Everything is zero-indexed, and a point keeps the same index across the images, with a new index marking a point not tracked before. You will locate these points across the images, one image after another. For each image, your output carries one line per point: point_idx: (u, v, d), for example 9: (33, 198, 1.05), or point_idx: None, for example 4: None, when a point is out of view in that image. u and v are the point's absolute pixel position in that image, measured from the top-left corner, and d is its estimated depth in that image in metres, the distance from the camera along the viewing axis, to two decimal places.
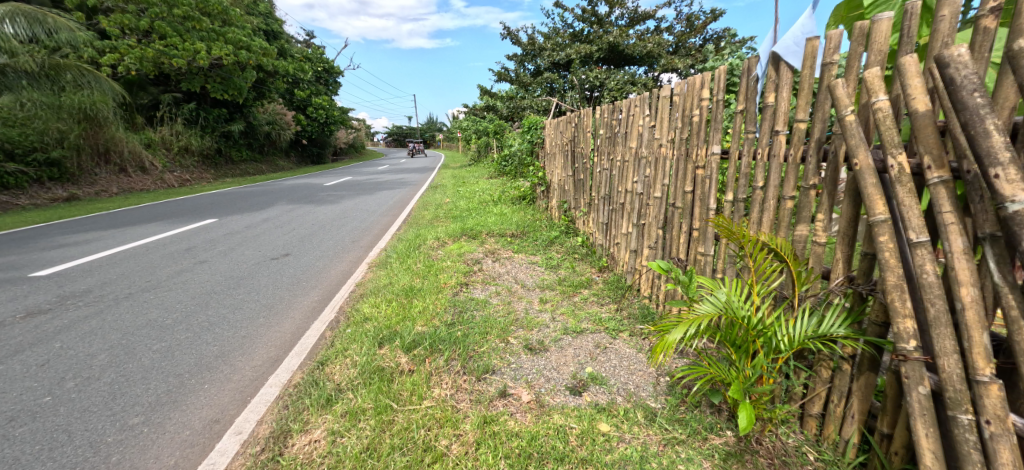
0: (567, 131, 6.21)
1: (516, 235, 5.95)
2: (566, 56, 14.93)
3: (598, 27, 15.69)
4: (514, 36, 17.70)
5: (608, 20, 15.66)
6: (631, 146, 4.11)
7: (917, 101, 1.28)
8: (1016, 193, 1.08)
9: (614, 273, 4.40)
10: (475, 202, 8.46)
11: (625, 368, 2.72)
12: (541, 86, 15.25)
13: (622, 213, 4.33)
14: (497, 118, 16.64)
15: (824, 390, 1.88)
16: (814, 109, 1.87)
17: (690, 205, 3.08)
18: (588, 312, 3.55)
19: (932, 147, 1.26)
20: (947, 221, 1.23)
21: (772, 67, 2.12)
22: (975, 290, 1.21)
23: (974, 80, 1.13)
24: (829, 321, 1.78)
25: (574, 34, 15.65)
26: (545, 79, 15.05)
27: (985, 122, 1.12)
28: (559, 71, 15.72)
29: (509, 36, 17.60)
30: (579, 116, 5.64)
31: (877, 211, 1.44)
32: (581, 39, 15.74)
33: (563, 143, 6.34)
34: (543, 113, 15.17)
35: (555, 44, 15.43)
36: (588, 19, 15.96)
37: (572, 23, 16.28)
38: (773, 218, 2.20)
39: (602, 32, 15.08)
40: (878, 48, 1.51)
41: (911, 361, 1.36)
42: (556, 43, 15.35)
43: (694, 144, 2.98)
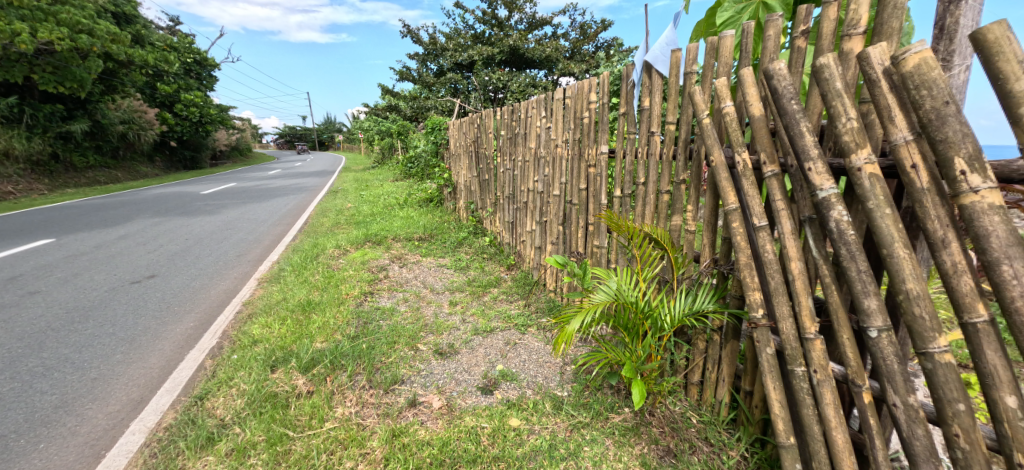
0: (470, 132, 6.23)
1: (424, 238, 5.83)
2: (468, 57, 14.99)
3: (498, 30, 15.90)
4: (414, 33, 17.30)
5: (507, 23, 15.92)
6: (530, 146, 4.26)
7: (754, 108, 1.53)
8: (823, 183, 1.28)
9: (522, 270, 4.52)
10: (379, 206, 8.10)
11: (534, 361, 2.81)
12: (444, 86, 15.13)
13: (526, 212, 4.47)
14: (399, 118, 16.20)
15: (701, 359, 2.15)
16: (681, 113, 2.12)
17: (585, 202, 3.30)
18: (498, 311, 3.61)
19: (766, 146, 1.50)
20: (778, 207, 1.47)
21: (646, 74, 2.37)
22: (800, 264, 1.45)
23: (791, 90, 1.37)
24: (700, 298, 2.03)
25: (475, 36, 15.71)
26: (447, 79, 14.94)
27: (801, 125, 1.34)
28: (462, 72, 15.70)
29: (409, 34, 17.19)
30: (481, 117, 5.69)
31: (730, 201, 1.67)
32: (482, 41, 15.87)
33: (467, 144, 6.35)
34: (447, 113, 15.10)
35: (457, 44, 15.36)
36: (488, 21, 16.09)
37: (473, 24, 16.32)
38: (654, 210, 2.44)
39: (502, 35, 15.31)
40: (725, 61, 1.76)
41: (760, 327, 1.60)
42: (458, 43, 15.36)
43: (586, 144, 3.19)
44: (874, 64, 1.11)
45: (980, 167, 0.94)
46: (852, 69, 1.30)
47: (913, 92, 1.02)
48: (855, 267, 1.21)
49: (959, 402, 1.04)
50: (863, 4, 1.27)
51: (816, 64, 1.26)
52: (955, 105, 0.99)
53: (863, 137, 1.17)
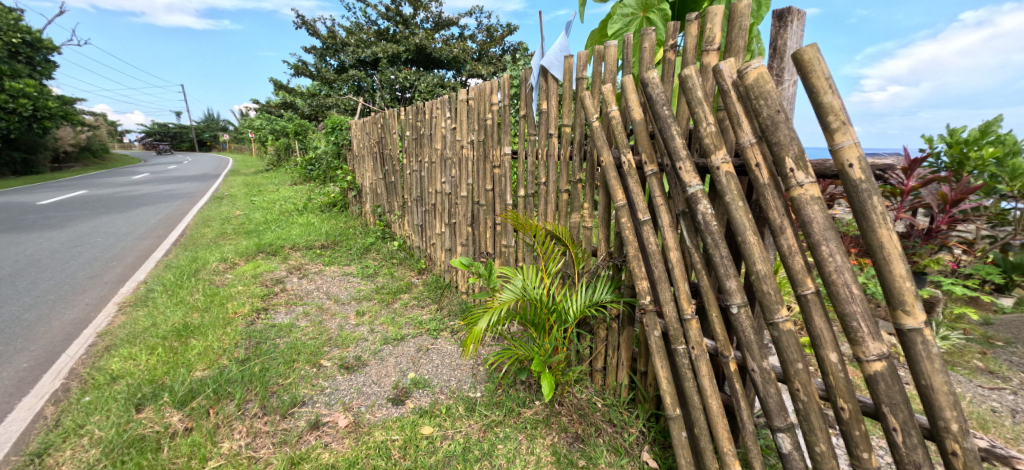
0: (373, 132, 5.95)
1: (326, 246, 5.44)
2: (370, 53, 14.30)
3: (403, 27, 15.32)
4: (309, 25, 16.08)
5: (412, 21, 15.39)
6: (436, 147, 4.20)
7: (635, 113, 1.68)
8: (690, 180, 1.44)
9: (433, 273, 4.44)
10: (273, 212, 7.39)
11: (447, 366, 2.78)
12: (346, 83, 14.40)
13: (435, 214, 4.40)
14: (297, 116, 15.01)
15: (602, 346, 2.30)
16: (576, 115, 2.25)
17: (492, 202, 3.34)
18: (409, 317, 3.50)
19: (646, 147, 1.65)
20: (658, 202, 1.62)
21: (542, 78, 2.47)
22: (677, 253, 1.61)
23: (663, 96, 1.53)
24: (599, 289, 2.17)
25: (379, 32, 14.99)
26: (348, 76, 14.20)
27: (671, 129, 1.50)
28: (365, 69, 14.97)
29: (303, 26, 15.96)
30: (385, 117, 5.47)
31: (618, 198, 1.81)
32: (386, 38, 15.20)
33: (371, 145, 6.06)
34: (350, 112, 14.41)
35: (360, 40, 14.57)
36: (392, 18, 15.43)
37: (376, 20, 15.57)
38: (555, 208, 2.55)
39: (408, 33, 14.82)
40: (610, 69, 1.91)
41: (648, 311, 1.75)
42: (361, 39, 14.40)
43: (490, 145, 3.23)
44: (726, 77, 1.29)
45: (803, 164, 1.13)
46: (710, 81, 1.47)
47: (754, 101, 1.19)
48: (718, 253, 1.38)
49: (798, 362, 1.22)
50: (717, 23, 1.45)
51: (682, 75, 1.42)
52: (784, 112, 1.17)
53: (719, 139, 1.34)
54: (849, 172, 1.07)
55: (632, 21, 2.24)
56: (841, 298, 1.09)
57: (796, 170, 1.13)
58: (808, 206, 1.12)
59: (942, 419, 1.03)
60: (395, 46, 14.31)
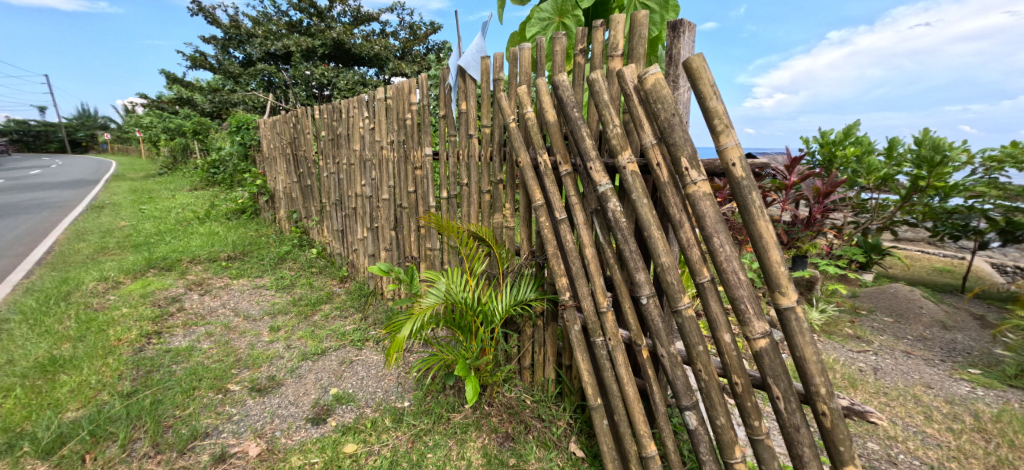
0: (285, 132, 5.51)
1: (233, 257, 4.95)
2: (281, 47, 13.23)
3: (318, 20, 14.26)
4: (207, 13, 14.56)
5: (328, 14, 14.34)
6: (355, 148, 3.99)
7: (549, 115, 1.73)
8: (601, 180, 1.51)
9: (356, 281, 4.22)
10: (169, 221, 6.58)
11: (373, 377, 2.66)
12: (255, 78, 13.24)
13: (356, 218, 4.19)
14: (196, 112, 13.53)
15: (529, 344, 2.33)
16: (494, 117, 2.27)
17: (415, 204, 3.25)
18: (330, 329, 3.29)
19: (560, 149, 1.70)
20: (572, 201, 1.68)
21: (460, 78, 2.46)
22: (592, 249, 1.68)
23: (572, 99, 1.60)
24: (523, 288, 2.20)
25: (290, 24, 13.87)
26: (256, 70, 13.07)
27: (582, 130, 1.56)
28: (276, 63, 13.86)
29: (201, 13, 14.42)
30: (297, 116, 5.11)
31: (536, 198, 1.85)
32: (300, 30, 14.10)
33: (283, 146, 5.62)
34: (259, 110, 13.27)
35: (268, 32, 13.46)
36: (305, 10, 14.32)
37: (286, 10, 14.42)
38: (478, 209, 2.54)
39: (324, 26, 13.89)
40: (525, 71, 1.95)
41: (568, 307, 1.80)
42: (270, 30, 13.40)
43: (411, 146, 3.14)
44: (628, 81, 1.37)
45: (696, 163, 1.23)
46: (615, 85, 1.56)
47: (653, 105, 1.28)
48: (627, 248, 1.46)
49: (699, 345, 1.33)
50: (619, 31, 1.53)
51: (589, 79, 1.49)
52: (678, 116, 1.27)
53: (624, 140, 1.42)
54: (732, 170, 1.19)
55: (549, 25, 2.33)
56: (731, 283, 1.20)
57: (690, 169, 1.23)
58: (702, 202, 1.22)
59: (814, 384, 1.17)
60: (309, 39, 13.28)
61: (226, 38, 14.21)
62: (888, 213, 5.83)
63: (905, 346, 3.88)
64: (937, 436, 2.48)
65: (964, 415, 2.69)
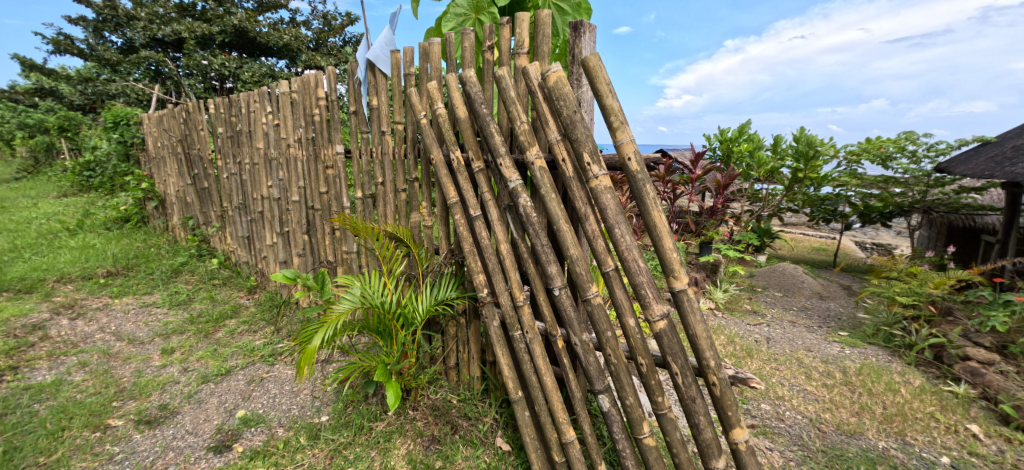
0: (174, 128, 4.89)
1: (114, 273, 4.30)
2: (170, 32, 11.60)
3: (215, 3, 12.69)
4: None
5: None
6: (258, 146, 3.66)
7: (460, 112, 1.71)
8: (511, 176, 1.53)
9: (266, 291, 3.87)
10: (29, 233, 5.57)
11: (286, 394, 2.46)
12: (138, 66, 11.57)
13: (263, 223, 3.85)
14: (61, 105, 11.58)
15: (453, 343, 2.30)
16: (407, 113, 2.20)
17: (328, 206, 3.05)
18: (236, 346, 2.99)
19: (472, 145, 1.69)
20: (486, 198, 1.69)
21: (370, 72, 2.35)
22: (507, 245, 1.70)
23: (481, 96, 1.61)
24: (444, 287, 2.17)
25: (180, 6, 12.22)
26: (139, 57, 11.43)
27: (491, 127, 1.58)
28: (164, 50, 12.24)
29: None
30: (188, 110, 4.56)
31: (451, 196, 1.83)
32: (193, 14, 12.47)
33: (173, 144, 4.99)
34: (143, 103, 11.59)
35: (152, 14, 11.84)
36: None
37: None
38: (395, 209, 2.43)
39: (223, 11, 12.38)
40: (435, 66, 1.92)
41: (487, 303, 1.81)
42: (154, 12, 11.74)
43: (320, 144, 2.94)
44: (533, 78, 1.41)
45: (597, 158, 1.29)
46: (523, 83, 1.59)
47: (556, 101, 1.32)
48: (539, 242, 1.50)
49: (607, 331, 1.40)
50: (524, 29, 1.56)
51: (497, 76, 1.50)
52: (579, 113, 1.33)
53: (531, 137, 1.45)
54: (628, 164, 1.26)
55: (466, 20, 2.32)
56: (632, 270, 1.28)
57: (592, 163, 1.29)
58: (603, 194, 1.29)
59: (705, 358, 1.28)
60: (206, 25, 11.65)
61: (99, 20, 12.31)
62: (775, 201, 6.68)
63: (792, 316, 4.45)
64: (815, 392, 2.87)
65: (835, 372, 3.13)
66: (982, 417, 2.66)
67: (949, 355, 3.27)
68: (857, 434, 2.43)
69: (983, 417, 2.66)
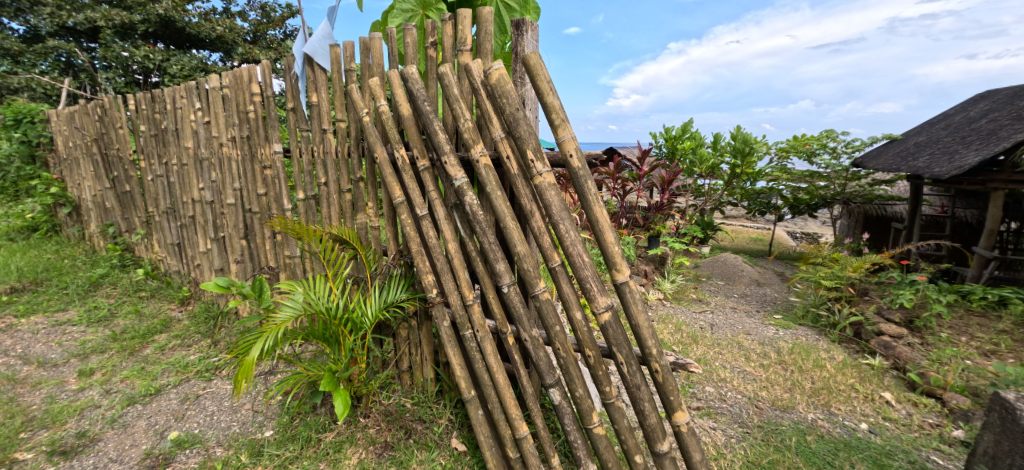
0: (89, 126, 4.43)
1: (19, 289, 3.84)
2: (83, 20, 9.77)
3: None
4: None
5: None
6: (187, 145, 3.39)
7: (403, 109, 1.67)
8: (457, 174, 1.52)
9: (201, 301, 3.60)
10: None
11: (225, 411, 2.31)
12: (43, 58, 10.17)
13: (195, 228, 3.58)
14: None
15: (405, 346, 2.25)
16: (348, 110, 2.12)
17: (267, 208, 2.88)
18: (167, 362, 2.76)
19: (417, 143, 1.66)
20: (433, 197, 1.67)
21: (308, 67, 2.24)
22: (455, 244, 1.68)
23: (423, 93, 1.58)
24: (393, 289, 2.11)
25: None
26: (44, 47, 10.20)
27: (434, 124, 1.56)
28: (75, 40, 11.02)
29: None
30: (104, 107, 4.15)
31: (396, 195, 1.79)
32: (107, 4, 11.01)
33: (88, 144, 4.52)
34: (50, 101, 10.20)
35: None
36: None
37: None
38: (340, 210, 2.33)
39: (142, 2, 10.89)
40: (377, 62, 1.87)
41: (436, 304, 1.79)
42: None
43: (256, 142, 2.77)
44: (476, 75, 1.40)
45: (540, 155, 1.31)
46: (466, 80, 1.57)
47: (499, 99, 1.33)
48: (486, 239, 1.50)
49: (556, 325, 1.42)
50: (466, 24, 1.54)
51: (439, 72, 1.48)
52: (522, 110, 1.34)
53: (476, 134, 1.44)
54: (570, 161, 1.29)
55: (413, 16, 2.46)
56: (577, 264, 1.31)
57: (535, 160, 1.31)
58: (548, 191, 1.31)
59: (648, 346, 1.34)
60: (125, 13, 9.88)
61: None
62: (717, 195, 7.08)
63: (733, 302, 4.75)
64: (753, 372, 3.07)
65: (770, 353, 3.37)
66: (893, 384, 2.96)
67: (866, 332, 3.61)
68: (789, 409, 2.63)
69: (894, 386, 2.96)
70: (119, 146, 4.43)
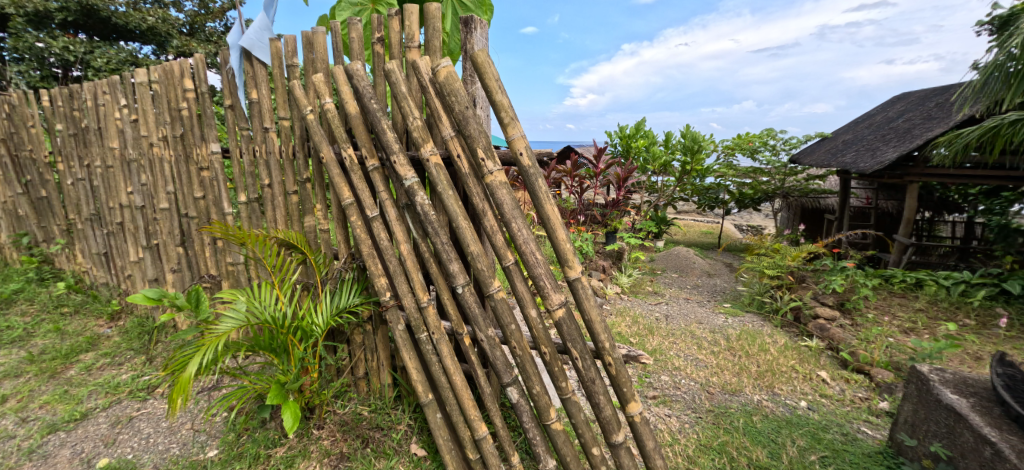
0: None
1: None
2: None
3: None
4: None
5: None
6: (112, 146, 3.11)
7: (350, 107, 1.61)
8: (406, 174, 1.48)
9: (134, 315, 3.32)
10: None
11: (164, 432, 2.14)
12: None
13: (125, 236, 3.29)
14: None
15: (361, 352, 2.17)
16: (292, 107, 2.01)
17: (205, 212, 2.70)
18: (95, 383, 2.53)
19: (365, 142, 1.61)
20: (383, 197, 1.62)
21: (246, 61, 2.11)
22: (408, 245, 1.64)
23: (369, 91, 1.53)
24: (345, 294, 2.03)
25: None
26: None
27: (382, 123, 1.52)
28: None
29: None
30: (12, 104, 3.74)
31: (345, 196, 1.73)
32: None
33: None
34: None
35: None
36: None
37: None
38: (286, 213, 2.19)
39: None
40: (321, 57, 1.79)
41: (390, 307, 1.74)
42: None
43: (191, 142, 2.58)
44: (424, 73, 1.38)
45: (491, 154, 1.30)
46: (414, 78, 1.54)
47: (447, 97, 1.31)
48: (439, 240, 1.48)
49: (511, 324, 1.42)
50: (413, 20, 1.50)
51: (386, 69, 1.44)
52: (472, 109, 1.32)
53: (425, 133, 1.41)
54: (521, 159, 1.29)
55: (362, 10, 2.40)
56: (530, 263, 1.32)
57: (486, 159, 1.30)
58: (499, 190, 1.30)
59: (601, 341, 1.36)
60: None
61: None
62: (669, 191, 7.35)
63: (686, 293, 4.96)
64: (705, 359, 3.21)
65: (720, 340, 3.54)
66: (828, 364, 3.19)
67: (805, 316, 3.87)
68: (738, 392, 2.78)
69: (830, 365, 3.19)
70: (45, 146, 4.06)
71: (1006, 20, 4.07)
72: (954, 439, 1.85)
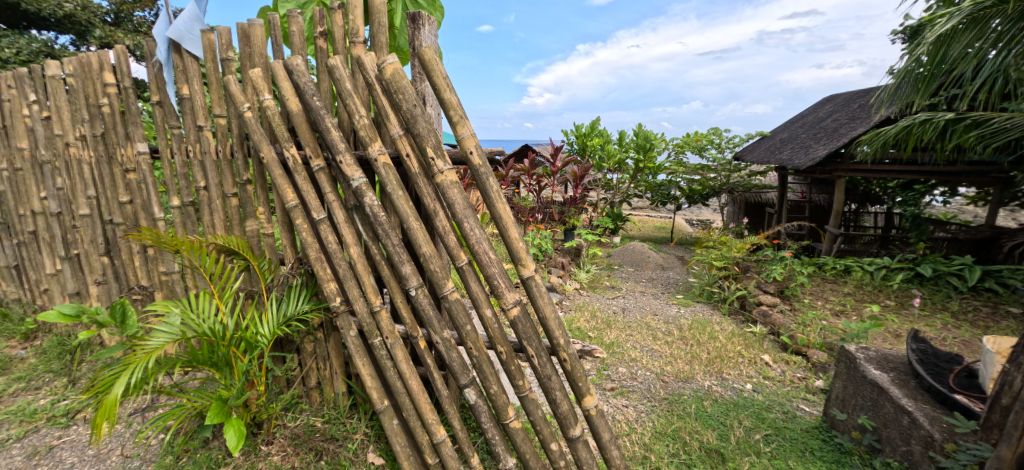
0: None
1: None
2: None
3: None
4: None
5: None
6: (20, 146, 2.80)
7: (291, 104, 1.53)
8: (354, 174, 1.43)
9: (53, 333, 3.00)
10: None
11: (90, 460, 1.95)
12: None
13: (39, 246, 2.97)
14: None
15: (313, 361, 2.08)
16: (228, 104, 1.89)
17: (133, 218, 2.48)
18: (6, 411, 2.27)
19: (309, 141, 1.53)
20: (330, 199, 1.56)
21: (175, 54, 1.95)
22: (358, 248, 1.59)
23: (311, 87, 1.47)
24: (293, 301, 1.93)
25: None
26: None
27: (326, 121, 1.46)
28: None
29: None
30: None
31: (289, 198, 1.65)
32: None
33: None
34: None
35: None
36: None
37: None
38: (225, 218, 2.05)
39: None
40: (259, 51, 1.68)
41: (341, 314, 1.68)
42: None
43: (114, 142, 2.36)
44: (369, 69, 1.33)
45: (441, 153, 1.28)
46: (360, 74, 1.48)
47: (394, 95, 1.27)
48: (390, 242, 1.44)
49: (467, 325, 1.41)
50: (357, 15, 1.44)
51: (328, 65, 1.38)
52: (420, 107, 1.29)
53: (372, 131, 1.37)
54: (471, 158, 1.27)
55: (306, 3, 2.29)
56: (484, 262, 1.31)
57: (436, 158, 1.28)
58: (450, 189, 1.29)
59: (556, 337, 1.38)
60: None
61: None
62: (624, 188, 7.57)
63: (641, 286, 5.13)
64: (659, 349, 3.34)
65: (673, 330, 3.69)
66: (770, 347, 3.41)
67: (749, 303, 4.10)
68: (690, 379, 2.90)
69: (771, 348, 3.41)
70: None
71: (915, 29, 4.49)
72: (878, 411, 2.02)
